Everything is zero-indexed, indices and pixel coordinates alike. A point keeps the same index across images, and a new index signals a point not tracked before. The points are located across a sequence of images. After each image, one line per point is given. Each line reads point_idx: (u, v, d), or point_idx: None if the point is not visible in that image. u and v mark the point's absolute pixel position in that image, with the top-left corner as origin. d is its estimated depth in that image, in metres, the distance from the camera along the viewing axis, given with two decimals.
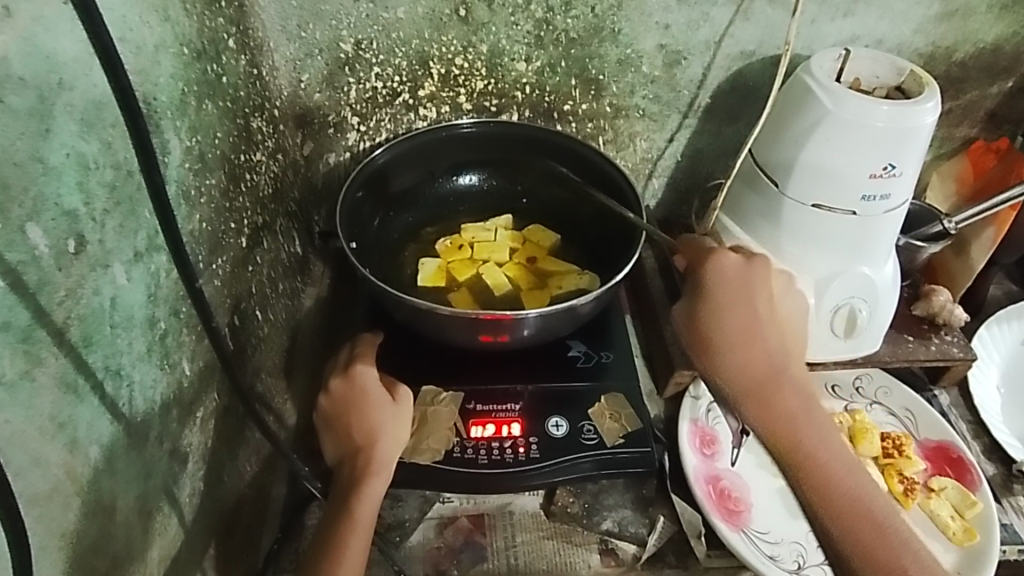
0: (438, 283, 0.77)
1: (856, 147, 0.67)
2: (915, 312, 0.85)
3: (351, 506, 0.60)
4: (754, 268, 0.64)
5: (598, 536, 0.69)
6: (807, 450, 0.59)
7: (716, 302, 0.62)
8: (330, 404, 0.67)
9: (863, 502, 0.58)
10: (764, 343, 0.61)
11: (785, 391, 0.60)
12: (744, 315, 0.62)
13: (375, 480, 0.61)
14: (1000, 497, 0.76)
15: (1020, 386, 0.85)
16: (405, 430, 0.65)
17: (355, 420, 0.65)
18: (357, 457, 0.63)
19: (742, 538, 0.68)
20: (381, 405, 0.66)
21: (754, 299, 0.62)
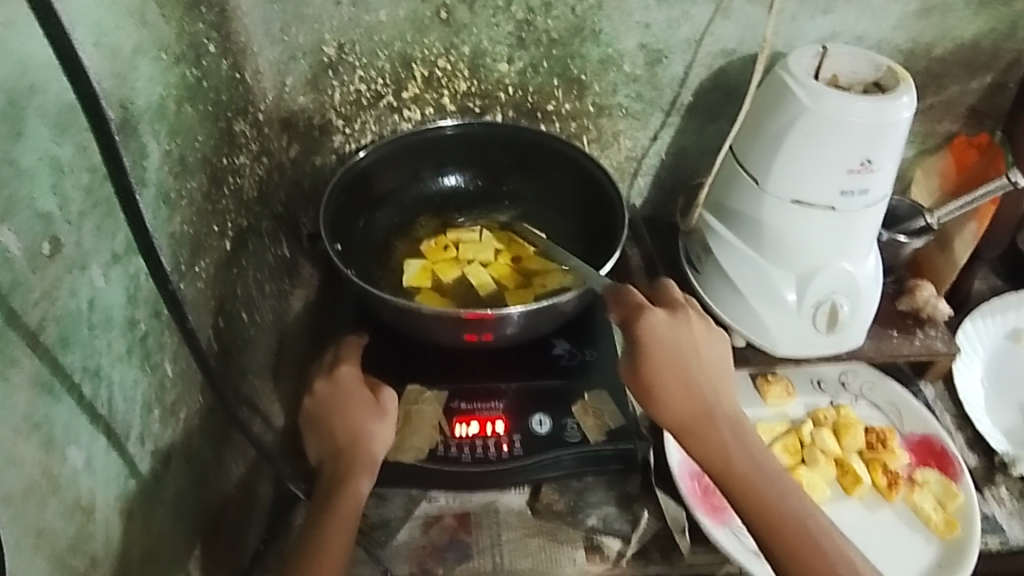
0: (423, 283, 0.78)
1: (832, 144, 0.67)
2: (899, 308, 0.86)
3: (333, 504, 0.61)
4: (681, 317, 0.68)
5: (583, 533, 0.69)
6: (750, 485, 0.61)
7: (651, 355, 0.65)
8: (313, 404, 0.67)
9: (811, 527, 0.60)
10: (698, 392, 0.65)
11: (721, 433, 0.64)
12: (676, 369, 0.65)
13: (360, 479, 0.62)
14: (984, 489, 0.77)
15: (1003, 379, 0.86)
16: (391, 430, 0.66)
17: (342, 419, 0.65)
18: (342, 456, 0.64)
19: (726, 534, 0.69)
20: (366, 404, 0.66)
21: (682, 346, 0.66)
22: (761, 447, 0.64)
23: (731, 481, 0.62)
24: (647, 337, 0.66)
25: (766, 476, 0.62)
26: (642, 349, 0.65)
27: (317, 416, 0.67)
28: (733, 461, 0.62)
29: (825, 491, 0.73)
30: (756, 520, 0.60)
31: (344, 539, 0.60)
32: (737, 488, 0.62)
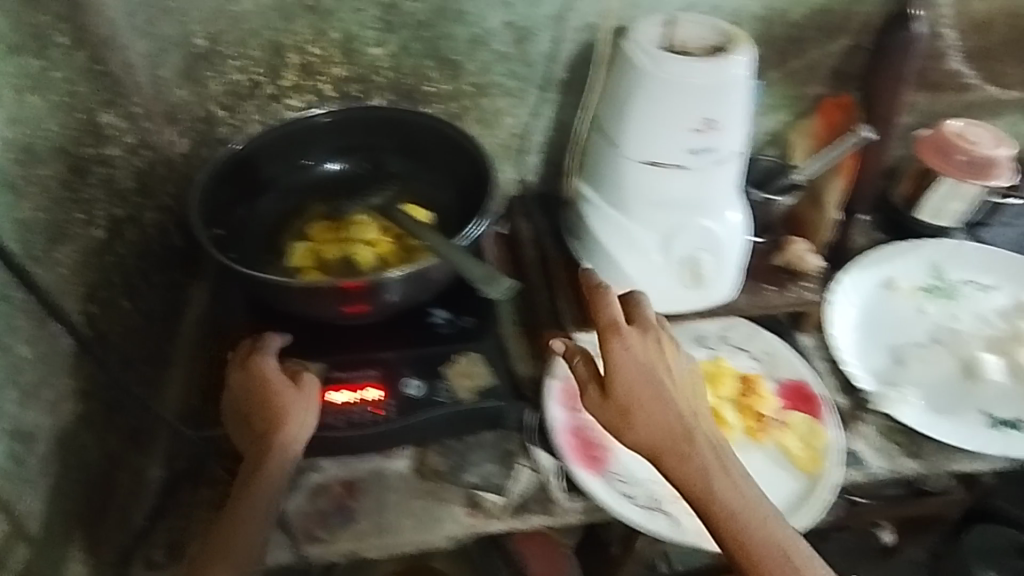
0: (306, 264, 0.80)
1: (673, 105, 0.71)
2: (774, 263, 0.90)
3: (236, 499, 0.64)
4: (651, 342, 0.69)
5: (464, 490, 0.74)
6: (734, 513, 0.63)
7: (620, 382, 0.67)
8: (235, 395, 0.69)
9: (796, 552, 0.62)
10: (676, 416, 0.67)
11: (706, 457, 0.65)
12: (655, 394, 0.67)
13: (265, 472, 0.65)
14: (850, 425, 0.81)
15: (877, 325, 0.90)
16: (304, 415, 0.67)
17: (264, 413, 0.67)
18: (261, 446, 0.66)
19: (601, 483, 0.73)
20: (285, 393, 0.68)
21: (656, 374, 0.68)
22: (743, 471, 0.66)
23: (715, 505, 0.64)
24: (619, 360, 0.68)
25: (750, 506, 0.63)
26: (616, 377, 0.67)
27: (234, 402, 0.70)
28: (718, 486, 0.64)
29: None
30: (735, 544, 0.63)
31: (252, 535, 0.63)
32: (712, 513, 0.63)
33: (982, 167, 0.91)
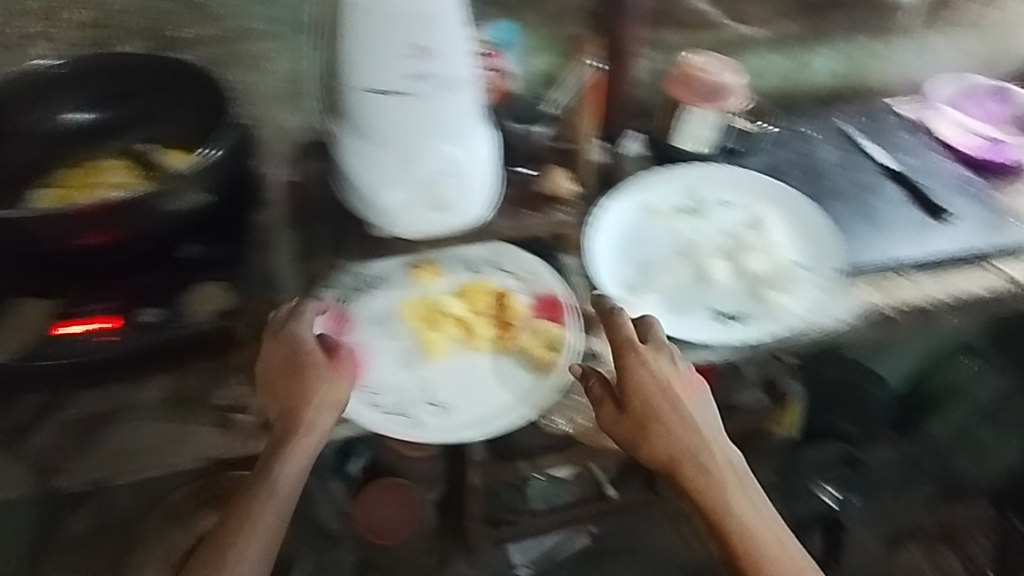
0: (54, 196, 0.88)
1: (388, 33, 0.77)
2: (540, 190, 0.99)
3: (266, 477, 0.77)
4: (674, 363, 0.82)
5: (212, 411, 0.83)
6: (737, 524, 0.79)
7: (660, 396, 0.80)
8: (279, 372, 0.79)
9: (787, 554, 0.78)
10: (678, 419, 0.81)
11: (710, 453, 0.81)
12: (670, 399, 0.81)
13: (287, 451, 0.77)
14: (595, 330, 0.89)
15: (634, 240, 0.98)
16: (327, 402, 0.78)
17: (313, 397, 0.78)
18: (288, 427, 0.78)
19: (351, 395, 0.80)
20: (314, 376, 0.78)
21: (670, 394, 0.81)
22: (752, 488, 0.81)
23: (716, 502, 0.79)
24: (632, 378, 0.80)
25: (761, 519, 0.80)
26: (625, 396, 0.81)
27: (317, 371, 0.79)
28: (728, 499, 0.79)
29: (450, 352, 0.85)
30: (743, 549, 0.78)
31: (281, 505, 0.76)
32: (727, 523, 0.79)
33: (713, 93, 1.09)
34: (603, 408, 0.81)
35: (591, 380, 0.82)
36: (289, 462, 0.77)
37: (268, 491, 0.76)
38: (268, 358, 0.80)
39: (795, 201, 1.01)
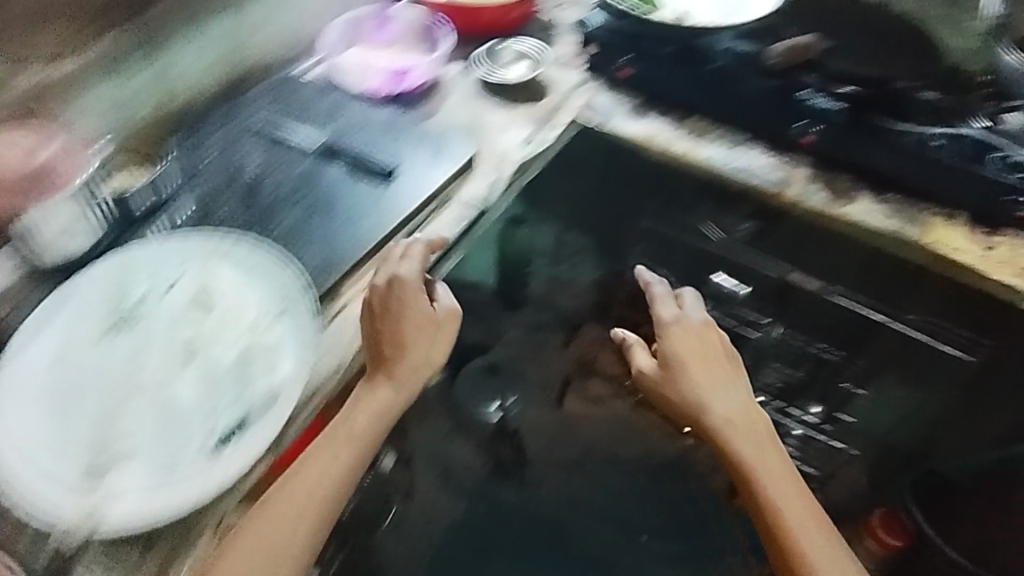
0: None
1: None
2: None
3: (357, 416, 0.85)
4: (703, 329, 1.03)
5: None
6: (756, 474, 0.93)
7: (690, 357, 1.01)
8: (406, 309, 0.91)
9: (790, 520, 0.89)
10: (707, 381, 0.99)
11: (724, 405, 0.97)
12: (709, 352, 1.02)
13: (363, 419, 0.85)
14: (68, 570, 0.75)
15: (53, 393, 0.84)
16: (440, 341, 0.92)
17: (420, 338, 0.90)
18: (383, 358, 0.89)
19: None
20: (429, 323, 0.91)
21: (698, 359, 1.01)
22: (766, 451, 0.95)
23: (742, 449, 0.94)
24: (676, 338, 1.02)
25: (773, 481, 0.92)
26: (676, 364, 1.00)
27: (417, 313, 0.91)
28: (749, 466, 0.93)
29: None
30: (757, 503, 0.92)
31: (333, 480, 0.80)
32: (750, 480, 0.92)
33: (45, 177, 1.01)
34: (648, 366, 1.04)
35: (637, 352, 1.08)
36: (360, 411, 0.86)
37: (361, 426, 0.85)
38: (384, 285, 0.91)
39: (237, 254, 0.94)
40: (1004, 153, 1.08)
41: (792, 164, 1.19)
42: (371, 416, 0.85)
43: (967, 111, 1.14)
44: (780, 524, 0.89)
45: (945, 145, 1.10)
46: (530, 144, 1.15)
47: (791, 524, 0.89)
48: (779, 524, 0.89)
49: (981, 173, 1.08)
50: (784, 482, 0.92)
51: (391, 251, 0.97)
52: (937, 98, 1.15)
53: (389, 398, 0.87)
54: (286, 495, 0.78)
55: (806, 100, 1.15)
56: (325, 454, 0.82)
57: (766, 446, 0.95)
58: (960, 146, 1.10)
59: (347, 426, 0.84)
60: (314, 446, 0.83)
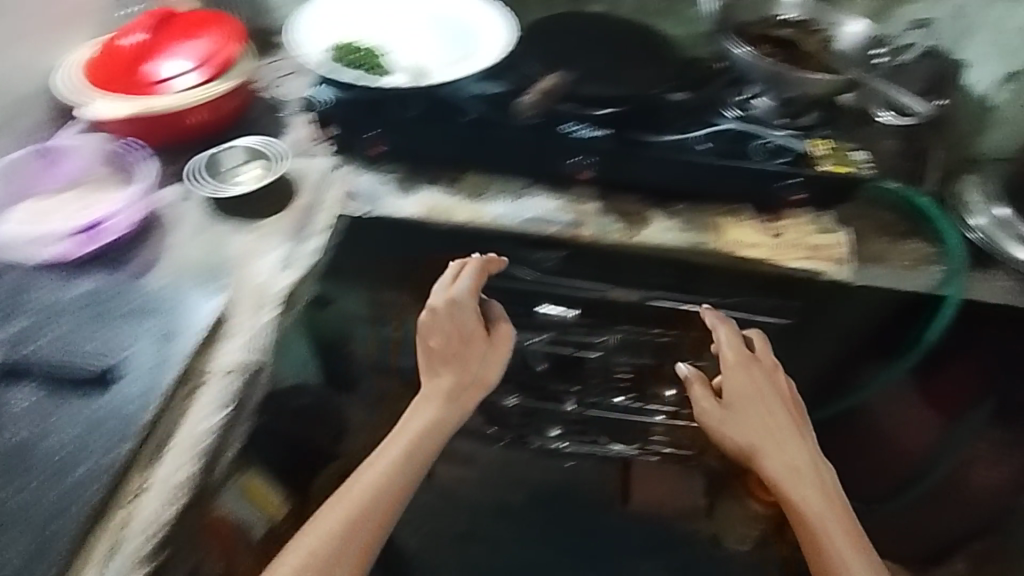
0: None
1: None
2: None
3: (422, 412, 0.95)
4: (772, 374, 0.97)
5: None
6: (805, 516, 0.88)
7: (760, 381, 0.96)
8: (466, 333, 0.98)
9: (835, 553, 0.84)
10: (766, 421, 0.94)
11: (779, 434, 0.93)
12: (757, 392, 0.95)
13: (425, 410, 0.95)
14: None
15: None
16: (490, 361, 0.99)
17: (467, 357, 0.98)
18: (465, 348, 0.98)
19: None
20: (478, 344, 0.98)
21: (764, 398, 0.95)
22: (825, 492, 0.90)
23: (787, 472, 0.90)
24: (740, 383, 0.96)
25: (823, 516, 0.87)
26: (731, 399, 0.95)
27: (478, 325, 1.00)
28: (800, 503, 0.89)
29: None
30: (805, 534, 0.87)
31: (390, 459, 0.91)
32: (801, 517, 0.88)
33: None
34: (705, 400, 0.96)
35: (698, 386, 0.98)
36: (422, 412, 0.95)
37: (403, 440, 0.92)
38: (445, 305, 0.98)
39: None
40: (761, 142, 1.09)
41: (578, 201, 1.14)
42: (411, 440, 0.92)
43: (715, 108, 1.15)
44: (824, 562, 0.84)
45: (706, 148, 1.08)
46: (288, 269, 1.01)
47: (839, 562, 0.84)
48: (813, 542, 0.86)
49: (746, 166, 1.06)
50: (836, 518, 0.88)
51: (444, 273, 1.04)
52: (686, 101, 1.16)
53: (449, 417, 0.95)
54: (342, 498, 0.86)
55: (564, 133, 1.08)
56: (376, 467, 0.89)
57: (828, 491, 0.90)
58: (721, 145, 1.09)
59: (393, 445, 0.92)
60: (373, 456, 0.91)
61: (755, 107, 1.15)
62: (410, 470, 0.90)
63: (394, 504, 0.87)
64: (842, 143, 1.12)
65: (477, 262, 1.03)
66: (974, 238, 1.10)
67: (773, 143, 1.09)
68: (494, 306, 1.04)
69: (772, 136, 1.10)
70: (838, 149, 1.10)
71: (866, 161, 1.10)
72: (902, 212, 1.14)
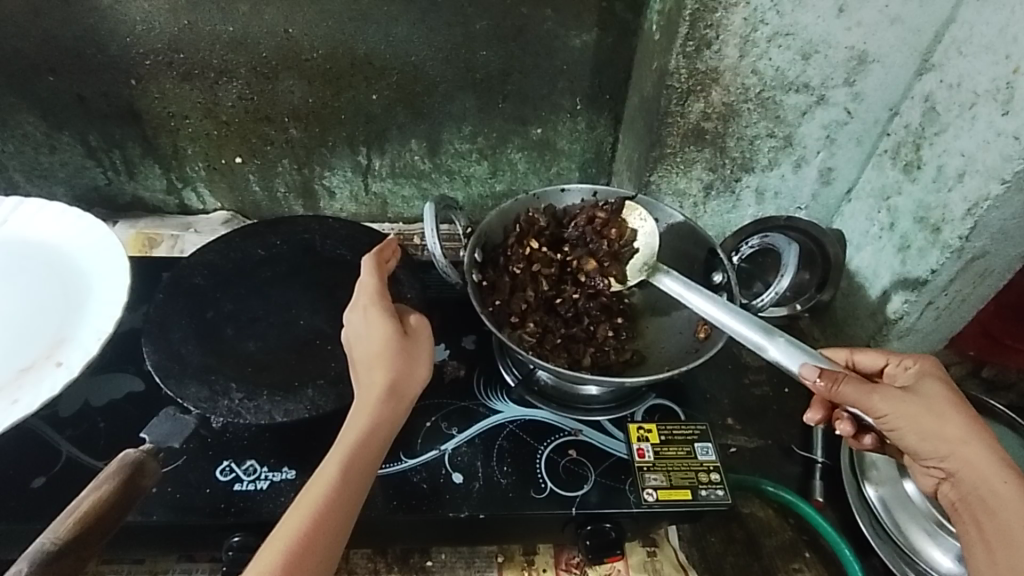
0: None
1: None
2: None
3: (361, 411, 0.55)
4: (920, 381, 0.57)
5: None
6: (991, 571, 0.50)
7: (912, 406, 0.54)
8: (375, 306, 0.60)
9: None
10: (950, 439, 0.54)
11: (967, 459, 0.53)
12: (936, 411, 0.54)
13: (405, 408, 0.56)
14: None
15: None
16: (424, 350, 0.59)
17: (396, 360, 0.56)
18: (396, 338, 0.58)
19: None
20: (404, 339, 0.58)
21: (919, 414, 0.54)
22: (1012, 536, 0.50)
23: (979, 534, 0.52)
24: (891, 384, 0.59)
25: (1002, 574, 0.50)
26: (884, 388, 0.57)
27: (385, 318, 0.59)
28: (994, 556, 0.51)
29: None
30: None
31: (349, 474, 0.51)
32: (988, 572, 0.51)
33: None
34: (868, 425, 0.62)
35: (841, 383, 0.54)
36: (356, 416, 0.54)
37: (325, 485, 0.50)
38: (349, 319, 0.60)
39: None
40: (549, 452, 0.70)
41: None
42: (347, 455, 0.52)
43: (484, 379, 0.76)
44: None
45: (463, 480, 0.67)
46: None
47: None
48: None
49: (533, 513, 0.66)
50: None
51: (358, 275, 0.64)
52: (445, 367, 0.77)
53: (379, 432, 0.54)
54: (266, 546, 0.47)
55: (230, 490, 0.64)
56: (308, 500, 0.50)
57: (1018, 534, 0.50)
58: (488, 470, 0.68)
59: (314, 484, 0.51)
60: (301, 494, 0.51)
61: (540, 375, 0.76)
62: (342, 512, 0.50)
63: (335, 551, 0.49)
64: (671, 435, 0.72)
65: (371, 257, 0.64)
66: (874, 543, 0.74)
67: (568, 453, 0.70)
68: (406, 306, 0.64)
69: (570, 434, 0.72)
70: (667, 451, 0.70)
71: (713, 468, 0.69)
72: (769, 508, 0.78)
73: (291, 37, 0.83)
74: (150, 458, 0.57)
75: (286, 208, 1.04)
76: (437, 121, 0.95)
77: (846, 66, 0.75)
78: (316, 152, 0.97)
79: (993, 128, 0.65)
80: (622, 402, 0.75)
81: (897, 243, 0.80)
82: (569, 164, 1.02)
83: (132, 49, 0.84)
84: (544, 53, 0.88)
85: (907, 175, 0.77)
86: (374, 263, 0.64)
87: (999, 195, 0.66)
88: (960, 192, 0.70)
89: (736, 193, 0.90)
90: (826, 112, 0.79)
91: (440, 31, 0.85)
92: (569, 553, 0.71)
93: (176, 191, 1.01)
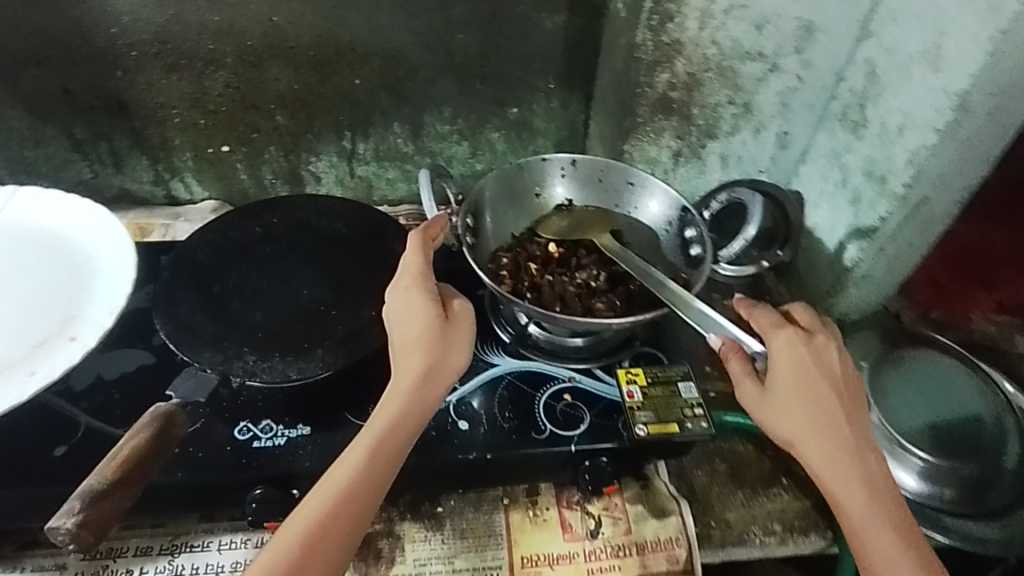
0: None
1: None
2: None
3: (396, 400, 0.58)
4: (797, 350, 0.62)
5: None
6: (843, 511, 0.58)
7: (780, 378, 0.61)
8: (417, 289, 0.64)
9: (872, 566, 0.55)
10: (803, 406, 0.60)
11: (814, 420, 0.59)
12: (800, 383, 0.61)
13: (437, 397, 0.59)
14: None
15: None
16: (461, 337, 0.63)
17: (433, 347, 0.60)
18: (435, 327, 0.61)
19: None
20: (442, 324, 0.62)
21: (788, 385, 0.61)
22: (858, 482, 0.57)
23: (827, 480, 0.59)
24: (778, 369, 0.62)
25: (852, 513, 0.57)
26: (776, 380, 0.62)
27: (426, 303, 0.62)
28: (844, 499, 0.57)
29: None
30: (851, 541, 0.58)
31: (376, 467, 0.56)
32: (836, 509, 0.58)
33: None
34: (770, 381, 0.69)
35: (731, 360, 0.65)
36: (389, 401, 0.58)
37: (352, 472, 0.55)
38: (391, 297, 0.64)
39: None
40: (546, 398, 0.75)
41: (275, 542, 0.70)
42: (375, 441, 0.57)
43: (480, 339, 0.81)
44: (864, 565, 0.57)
45: (468, 428, 0.72)
46: None
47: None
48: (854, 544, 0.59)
49: (536, 454, 0.71)
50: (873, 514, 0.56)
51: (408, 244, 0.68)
52: None
53: (408, 421, 0.58)
54: (288, 525, 0.53)
55: (249, 447, 0.67)
56: (331, 484, 0.55)
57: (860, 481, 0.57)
58: (491, 418, 0.73)
59: (341, 466, 0.56)
60: (326, 477, 0.56)
61: (532, 332, 0.81)
62: (364, 498, 0.55)
63: (354, 536, 0.54)
64: (656, 377, 0.77)
65: (417, 235, 0.67)
66: None
67: (564, 398, 0.75)
68: (450, 287, 0.67)
69: (564, 382, 0.77)
70: (653, 392, 0.75)
71: (696, 405, 0.74)
72: (749, 444, 0.84)
73: (277, 25, 0.87)
74: (178, 408, 0.59)
75: (273, 195, 1.07)
76: (419, 105, 0.99)
77: (795, 35, 0.81)
78: (302, 139, 1.00)
79: (926, 85, 0.71)
80: (607, 352, 0.81)
81: (849, 197, 0.86)
82: (545, 142, 1.08)
83: (118, 41, 0.86)
84: (519, 36, 0.94)
85: (855, 134, 0.82)
86: (422, 234, 0.68)
87: (934, 145, 0.73)
88: (902, 144, 0.76)
89: (703, 159, 0.99)
90: (780, 80, 0.86)
91: (419, 17, 0.90)
92: (569, 493, 0.77)
93: (164, 182, 1.04)
